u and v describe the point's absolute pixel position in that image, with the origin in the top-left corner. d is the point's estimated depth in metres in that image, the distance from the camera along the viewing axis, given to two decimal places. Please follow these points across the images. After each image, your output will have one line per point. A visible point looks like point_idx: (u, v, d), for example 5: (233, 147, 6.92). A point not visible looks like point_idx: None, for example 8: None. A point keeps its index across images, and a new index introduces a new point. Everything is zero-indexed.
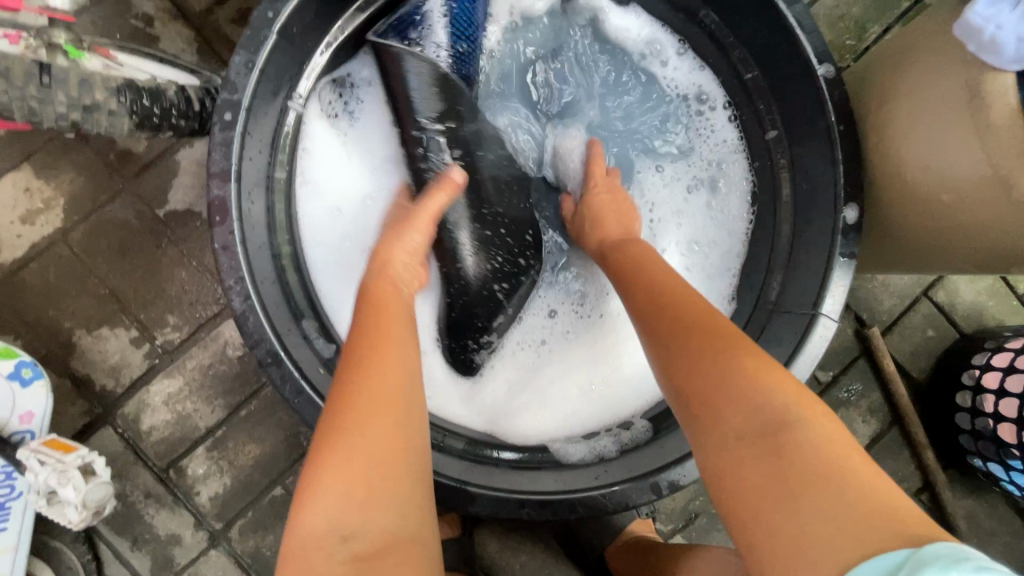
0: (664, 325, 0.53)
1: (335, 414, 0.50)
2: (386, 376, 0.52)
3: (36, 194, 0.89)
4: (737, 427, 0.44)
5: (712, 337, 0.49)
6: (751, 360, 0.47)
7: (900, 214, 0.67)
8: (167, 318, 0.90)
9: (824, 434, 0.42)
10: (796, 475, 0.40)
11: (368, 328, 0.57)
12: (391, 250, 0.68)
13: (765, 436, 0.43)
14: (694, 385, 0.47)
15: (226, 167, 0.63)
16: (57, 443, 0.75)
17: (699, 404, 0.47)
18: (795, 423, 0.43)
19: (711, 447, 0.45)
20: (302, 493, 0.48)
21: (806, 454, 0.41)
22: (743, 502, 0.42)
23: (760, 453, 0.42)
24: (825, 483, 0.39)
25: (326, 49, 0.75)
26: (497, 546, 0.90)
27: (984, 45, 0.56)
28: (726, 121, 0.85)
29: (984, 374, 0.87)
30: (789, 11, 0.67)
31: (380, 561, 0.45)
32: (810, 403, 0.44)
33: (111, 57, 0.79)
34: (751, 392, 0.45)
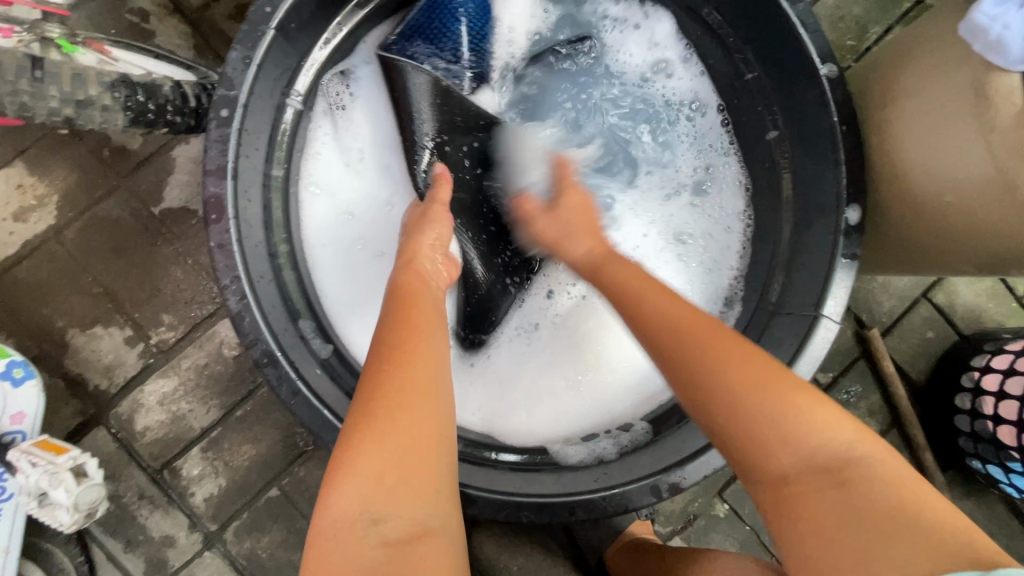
0: (683, 358, 0.49)
1: (370, 399, 0.49)
2: (426, 369, 0.51)
3: (29, 191, 0.88)
4: (799, 465, 0.44)
5: (760, 373, 0.47)
6: (804, 395, 0.46)
7: (904, 214, 0.66)
8: (162, 317, 0.89)
9: (885, 466, 0.43)
10: (865, 508, 0.41)
11: (402, 322, 0.55)
12: (417, 246, 0.66)
13: (833, 474, 0.43)
14: (749, 427, 0.46)
15: (222, 164, 0.63)
16: (48, 444, 0.74)
17: (752, 444, 0.45)
18: (860, 459, 0.44)
19: (770, 484, 0.45)
20: (332, 478, 0.47)
21: (875, 488, 0.42)
22: (817, 539, 0.42)
23: (826, 489, 0.43)
24: (897, 520, 0.41)
25: (326, 45, 0.74)
26: (495, 548, 0.90)
27: (990, 45, 0.55)
28: (719, 125, 0.85)
29: (983, 376, 0.87)
30: (792, 10, 0.67)
31: (412, 549, 0.45)
32: (867, 436, 0.45)
33: (106, 52, 0.78)
34: (813, 430, 0.45)
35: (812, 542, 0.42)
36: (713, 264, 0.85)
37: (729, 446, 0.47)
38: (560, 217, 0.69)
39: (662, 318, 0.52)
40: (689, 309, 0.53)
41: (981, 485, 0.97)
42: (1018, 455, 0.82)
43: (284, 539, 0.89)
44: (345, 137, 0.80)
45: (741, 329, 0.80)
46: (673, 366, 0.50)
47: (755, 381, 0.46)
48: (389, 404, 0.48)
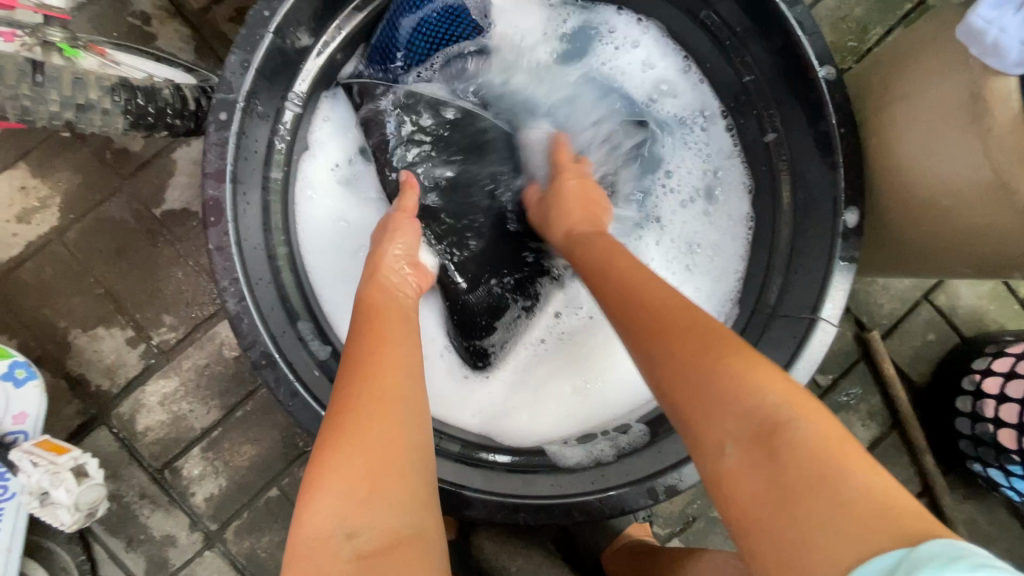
0: (640, 327, 0.50)
1: (335, 417, 0.50)
2: (385, 376, 0.52)
3: (32, 193, 0.89)
4: (731, 430, 0.42)
5: (696, 341, 0.46)
6: (736, 359, 0.45)
7: (904, 215, 0.66)
8: (164, 318, 0.90)
9: (820, 431, 0.40)
10: (793, 476, 0.39)
11: (363, 335, 0.57)
12: (379, 261, 0.67)
13: (759, 437, 0.41)
14: (684, 394, 0.45)
15: (221, 167, 0.63)
16: (49, 444, 0.75)
17: (689, 408, 0.45)
18: (791, 423, 0.41)
19: (707, 454, 0.44)
20: (305, 496, 0.48)
21: (801, 454, 0.39)
22: (746, 507, 0.40)
23: (755, 455, 0.41)
24: (824, 488, 0.38)
25: (321, 51, 0.75)
26: (495, 548, 0.90)
27: (987, 49, 0.54)
28: (724, 133, 0.85)
29: (984, 379, 0.86)
30: (790, 12, 0.67)
31: (387, 558, 0.45)
32: (805, 404, 0.42)
33: (107, 55, 0.79)
34: (745, 391, 0.43)
35: (749, 517, 0.40)
36: (717, 269, 0.84)
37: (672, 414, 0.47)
38: (551, 204, 0.73)
39: (628, 292, 0.54)
40: (656, 283, 0.54)
41: (982, 488, 0.97)
42: (1019, 458, 0.81)
43: (284, 539, 0.90)
44: (344, 144, 0.81)
45: (739, 330, 0.79)
46: (630, 339, 0.51)
47: (692, 348, 0.46)
48: (357, 417, 0.50)
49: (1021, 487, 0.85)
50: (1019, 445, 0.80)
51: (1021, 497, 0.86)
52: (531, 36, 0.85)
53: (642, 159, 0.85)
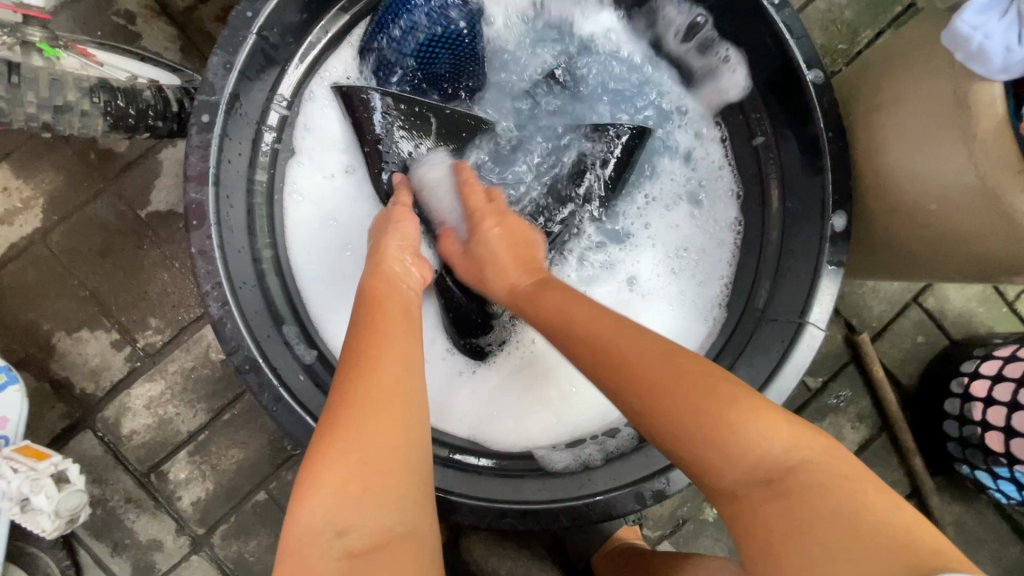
0: (619, 376, 0.50)
1: (331, 414, 0.50)
2: (387, 374, 0.52)
3: (15, 194, 0.88)
4: (739, 477, 0.44)
5: (695, 395, 0.46)
6: (745, 402, 0.46)
7: (892, 220, 0.66)
8: (149, 321, 0.89)
9: (832, 470, 0.42)
10: (805, 517, 0.40)
11: (363, 329, 0.56)
12: (383, 253, 0.66)
13: (772, 480, 0.43)
14: (687, 445, 0.46)
15: (203, 170, 0.62)
16: (30, 450, 0.74)
17: (694, 454, 0.46)
18: (801, 467, 0.43)
19: (718, 494, 0.45)
20: (301, 487, 0.47)
21: (819, 492, 0.41)
22: (759, 539, 0.42)
23: (765, 498, 0.43)
24: (841, 524, 0.39)
25: (305, 56, 0.74)
26: (483, 551, 0.89)
27: (972, 54, 0.54)
28: (715, 143, 0.83)
29: (972, 382, 0.86)
30: (778, 16, 0.67)
31: (376, 557, 0.44)
32: (815, 444, 0.44)
33: (90, 55, 0.78)
34: (753, 443, 0.44)
35: (761, 551, 0.42)
36: (705, 275, 0.83)
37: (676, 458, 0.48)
38: (483, 255, 0.69)
39: (594, 344, 0.52)
40: (629, 329, 0.53)
41: (970, 489, 0.97)
42: (1006, 461, 0.81)
43: (271, 543, 0.89)
44: (330, 145, 0.78)
45: (727, 335, 0.79)
46: (615, 387, 0.50)
47: (692, 402, 0.46)
48: (355, 411, 0.49)
49: (1008, 490, 0.85)
50: (1006, 449, 0.81)
51: (1008, 499, 0.86)
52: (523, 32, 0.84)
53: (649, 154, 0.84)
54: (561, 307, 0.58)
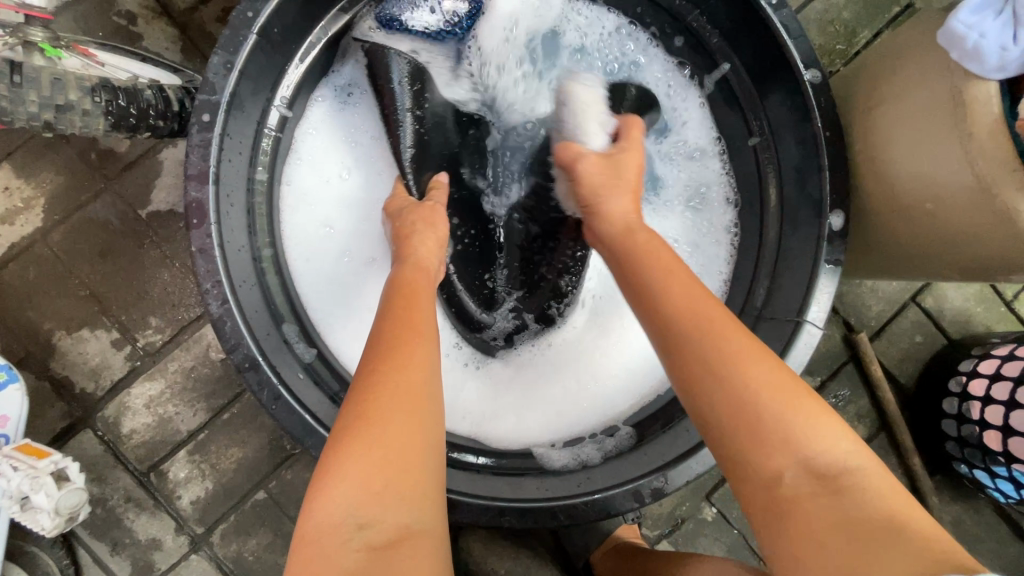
0: (705, 349, 0.48)
1: (359, 406, 0.50)
2: (418, 373, 0.52)
3: (16, 194, 0.88)
4: (796, 467, 0.44)
5: (776, 381, 0.47)
6: (808, 400, 0.46)
7: (889, 219, 0.66)
8: (149, 320, 0.89)
9: (876, 479, 0.43)
10: (845, 514, 0.41)
11: (394, 324, 0.56)
12: (429, 250, 0.68)
13: (825, 476, 0.43)
14: (756, 430, 0.45)
15: (204, 169, 0.62)
16: (31, 448, 0.74)
17: (749, 437, 0.45)
18: (856, 469, 0.44)
19: (758, 486, 0.45)
20: (325, 475, 0.47)
21: (866, 494, 0.42)
22: (801, 532, 0.42)
23: (812, 492, 0.43)
24: (884, 530, 0.40)
25: (307, 52, 0.75)
26: (482, 550, 0.90)
27: (967, 53, 0.55)
28: (713, 152, 0.84)
29: (970, 380, 0.87)
30: (776, 16, 0.67)
31: (395, 553, 0.44)
32: (863, 448, 0.45)
33: (91, 55, 0.78)
34: (815, 437, 0.44)
35: (802, 543, 0.42)
36: (701, 268, 0.84)
37: (725, 444, 0.47)
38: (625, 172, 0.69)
39: (692, 312, 0.51)
40: (715, 303, 0.52)
41: (969, 488, 0.97)
42: (1004, 460, 0.82)
43: (270, 542, 0.89)
44: (333, 142, 0.79)
45: None
46: (690, 359, 0.49)
47: (771, 386, 0.46)
48: (380, 406, 0.49)
49: (1006, 489, 0.85)
50: (1004, 447, 0.81)
51: (1006, 498, 0.87)
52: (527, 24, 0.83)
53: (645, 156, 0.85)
54: (665, 267, 0.56)
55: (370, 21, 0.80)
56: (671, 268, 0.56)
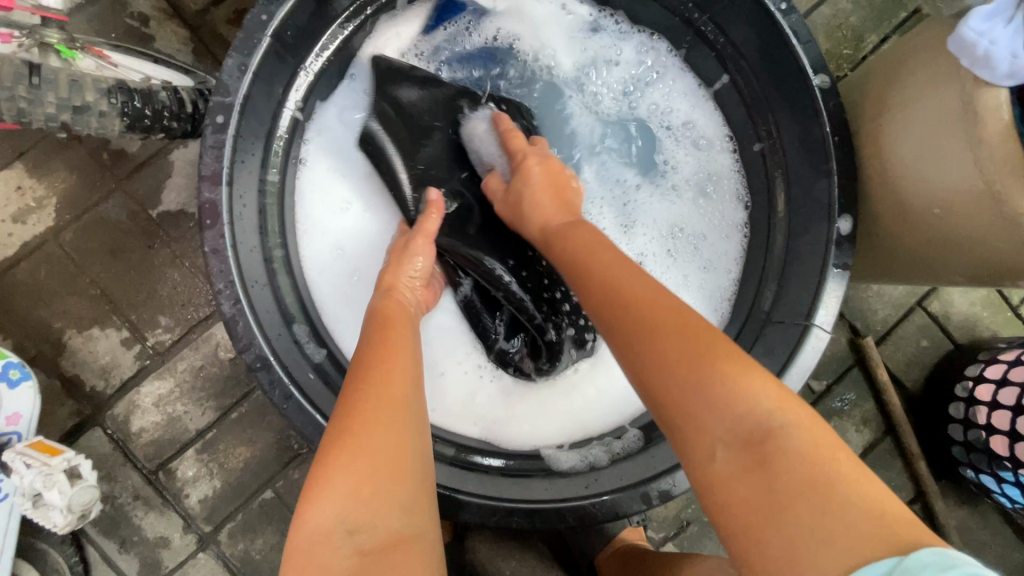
0: (621, 318, 0.48)
1: (343, 414, 0.51)
2: (396, 381, 0.53)
3: (28, 192, 0.89)
4: (723, 434, 0.42)
5: (692, 340, 0.44)
6: (738, 363, 0.43)
7: (892, 226, 0.67)
8: (159, 319, 0.90)
9: (812, 439, 0.40)
10: (779, 484, 0.39)
11: (377, 339, 0.59)
12: (396, 277, 0.69)
13: (751, 444, 0.41)
14: (677, 397, 0.43)
15: (217, 170, 0.63)
16: (43, 446, 0.74)
17: (677, 407, 0.44)
18: (782, 430, 0.41)
19: (693, 459, 0.43)
20: (313, 487, 0.48)
21: (795, 460, 0.39)
22: (735, 509, 0.40)
23: (748, 463, 0.40)
24: (812, 500, 0.38)
25: (324, 52, 0.76)
26: (488, 552, 0.91)
27: (978, 60, 0.55)
28: (724, 150, 0.84)
29: (977, 386, 0.87)
30: (785, 21, 0.67)
31: (387, 558, 0.45)
32: (796, 409, 0.42)
33: (105, 56, 0.79)
34: (742, 400, 0.42)
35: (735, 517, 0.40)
36: (708, 261, 0.85)
37: (659, 414, 0.46)
38: (518, 190, 0.69)
39: (607, 286, 0.51)
40: (641, 275, 0.51)
41: (974, 493, 0.97)
42: (1011, 465, 0.82)
43: (278, 541, 0.90)
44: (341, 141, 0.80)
45: (733, 337, 0.80)
46: (614, 333, 0.49)
47: (689, 346, 0.44)
48: (368, 412, 0.50)
49: (1012, 494, 0.85)
50: (1011, 453, 0.81)
51: (1012, 503, 0.87)
52: (544, 26, 0.84)
53: (662, 152, 0.85)
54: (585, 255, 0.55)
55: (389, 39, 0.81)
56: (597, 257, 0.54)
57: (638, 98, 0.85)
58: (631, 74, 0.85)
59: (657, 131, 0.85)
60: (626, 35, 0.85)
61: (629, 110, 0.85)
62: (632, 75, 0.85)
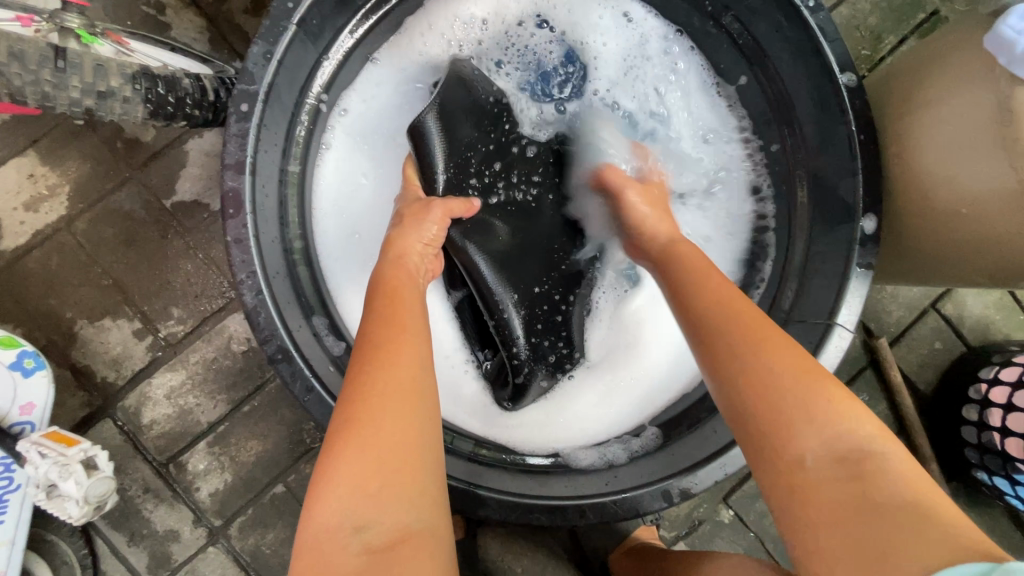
0: (725, 332, 0.50)
1: (347, 406, 0.49)
2: (403, 371, 0.51)
3: (41, 180, 0.88)
4: (820, 450, 0.43)
5: (797, 362, 0.47)
6: (837, 389, 0.45)
7: (915, 227, 0.67)
8: (172, 310, 0.89)
9: (906, 466, 0.42)
10: (872, 495, 0.40)
11: (382, 320, 0.56)
12: (406, 243, 0.66)
13: (848, 461, 0.42)
14: (777, 408, 0.45)
15: (241, 158, 0.62)
16: (58, 435, 0.74)
17: (775, 414, 0.45)
18: (880, 453, 0.42)
19: (781, 466, 0.44)
20: (317, 483, 0.47)
21: (892, 480, 0.41)
22: (826, 528, 0.41)
23: (842, 477, 0.42)
24: (908, 518, 0.39)
25: (354, 32, 0.75)
26: (500, 550, 0.90)
27: (1016, 57, 0.55)
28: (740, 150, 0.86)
29: (991, 389, 0.87)
30: (813, 19, 0.67)
31: (393, 554, 0.44)
32: (889, 437, 0.44)
33: (124, 43, 0.78)
34: (844, 419, 0.43)
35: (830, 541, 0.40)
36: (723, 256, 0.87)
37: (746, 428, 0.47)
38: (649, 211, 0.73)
39: (723, 308, 0.52)
40: (745, 305, 0.53)
41: (985, 494, 0.98)
42: None
43: (288, 536, 0.89)
44: (361, 130, 0.81)
45: None
46: (716, 336, 0.50)
47: (792, 367, 0.46)
48: (371, 404, 0.49)
49: None
50: None
51: None
52: (574, 22, 0.84)
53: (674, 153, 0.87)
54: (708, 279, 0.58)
55: (415, 27, 0.81)
56: (717, 281, 0.57)
57: (661, 98, 0.86)
58: (659, 75, 0.85)
59: (672, 132, 0.86)
60: (653, 36, 0.86)
61: (650, 111, 0.86)
62: (659, 75, 0.86)
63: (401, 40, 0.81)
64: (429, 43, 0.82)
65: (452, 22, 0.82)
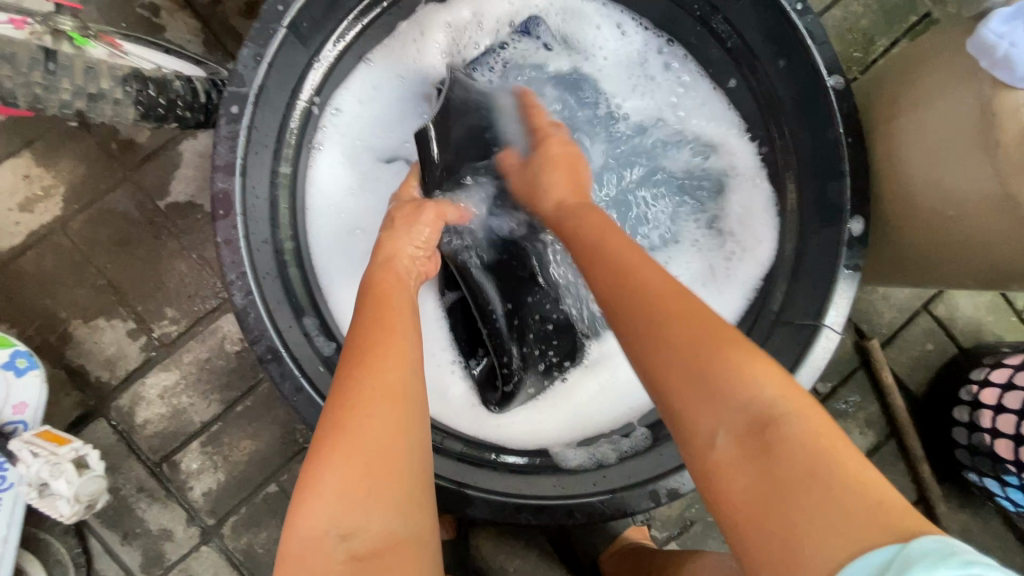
0: (624, 297, 0.47)
1: (333, 412, 0.49)
2: (388, 372, 0.51)
3: (36, 181, 0.88)
4: (722, 420, 0.40)
5: (706, 326, 0.43)
6: (740, 350, 0.42)
7: (901, 229, 0.68)
8: (165, 310, 0.89)
9: (810, 427, 0.39)
10: (775, 468, 0.37)
11: (370, 321, 0.55)
12: (397, 245, 0.67)
13: (752, 432, 0.39)
14: (671, 379, 0.42)
15: (231, 160, 0.63)
16: (50, 435, 0.74)
17: (675, 386, 0.42)
18: (782, 416, 0.39)
19: (689, 439, 0.42)
20: (304, 487, 0.47)
21: (793, 446, 0.38)
22: (738, 507, 0.38)
23: (749, 451, 0.39)
24: (808, 485, 0.36)
25: (343, 36, 0.75)
26: (492, 549, 0.91)
27: (997, 61, 0.55)
28: (741, 148, 0.84)
29: (982, 390, 0.87)
30: (800, 21, 0.67)
31: (378, 562, 0.45)
32: (798, 396, 0.40)
33: (117, 45, 0.78)
34: (744, 383, 0.40)
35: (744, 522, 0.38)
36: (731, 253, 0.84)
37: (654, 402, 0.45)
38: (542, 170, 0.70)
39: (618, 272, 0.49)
40: (652, 266, 0.49)
41: (976, 495, 0.98)
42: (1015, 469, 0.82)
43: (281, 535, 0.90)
44: (355, 132, 0.81)
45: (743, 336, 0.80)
46: (614, 304, 0.48)
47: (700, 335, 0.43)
48: (357, 411, 0.48)
49: (1016, 498, 0.85)
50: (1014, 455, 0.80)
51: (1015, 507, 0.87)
52: (565, 28, 0.86)
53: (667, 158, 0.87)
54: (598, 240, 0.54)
55: (407, 31, 0.82)
56: (614, 240, 0.53)
57: (653, 101, 0.86)
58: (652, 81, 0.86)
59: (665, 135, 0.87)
60: (645, 40, 0.86)
61: (642, 114, 0.87)
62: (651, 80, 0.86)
63: (393, 44, 0.82)
64: (421, 45, 0.82)
65: (443, 26, 0.82)
